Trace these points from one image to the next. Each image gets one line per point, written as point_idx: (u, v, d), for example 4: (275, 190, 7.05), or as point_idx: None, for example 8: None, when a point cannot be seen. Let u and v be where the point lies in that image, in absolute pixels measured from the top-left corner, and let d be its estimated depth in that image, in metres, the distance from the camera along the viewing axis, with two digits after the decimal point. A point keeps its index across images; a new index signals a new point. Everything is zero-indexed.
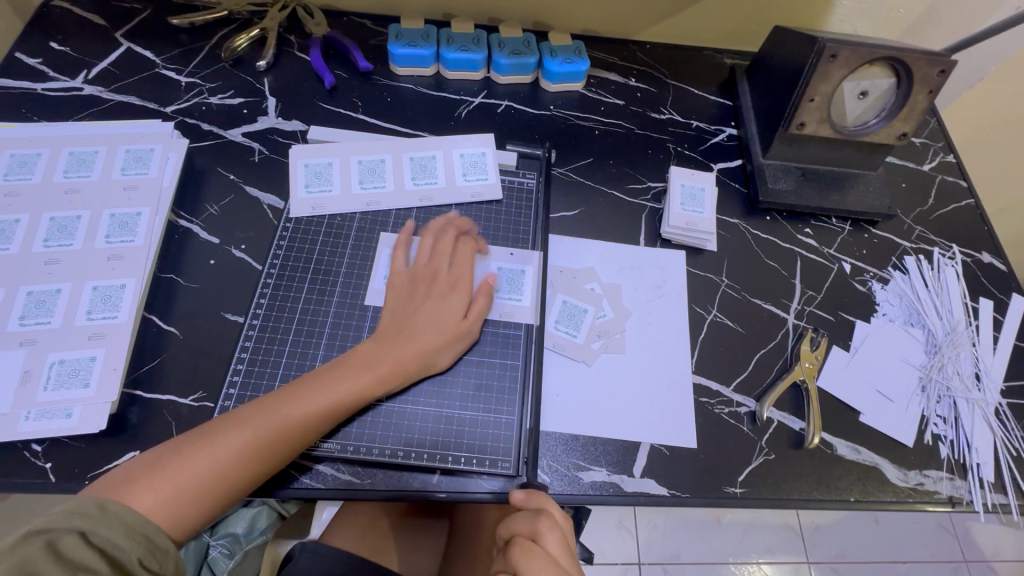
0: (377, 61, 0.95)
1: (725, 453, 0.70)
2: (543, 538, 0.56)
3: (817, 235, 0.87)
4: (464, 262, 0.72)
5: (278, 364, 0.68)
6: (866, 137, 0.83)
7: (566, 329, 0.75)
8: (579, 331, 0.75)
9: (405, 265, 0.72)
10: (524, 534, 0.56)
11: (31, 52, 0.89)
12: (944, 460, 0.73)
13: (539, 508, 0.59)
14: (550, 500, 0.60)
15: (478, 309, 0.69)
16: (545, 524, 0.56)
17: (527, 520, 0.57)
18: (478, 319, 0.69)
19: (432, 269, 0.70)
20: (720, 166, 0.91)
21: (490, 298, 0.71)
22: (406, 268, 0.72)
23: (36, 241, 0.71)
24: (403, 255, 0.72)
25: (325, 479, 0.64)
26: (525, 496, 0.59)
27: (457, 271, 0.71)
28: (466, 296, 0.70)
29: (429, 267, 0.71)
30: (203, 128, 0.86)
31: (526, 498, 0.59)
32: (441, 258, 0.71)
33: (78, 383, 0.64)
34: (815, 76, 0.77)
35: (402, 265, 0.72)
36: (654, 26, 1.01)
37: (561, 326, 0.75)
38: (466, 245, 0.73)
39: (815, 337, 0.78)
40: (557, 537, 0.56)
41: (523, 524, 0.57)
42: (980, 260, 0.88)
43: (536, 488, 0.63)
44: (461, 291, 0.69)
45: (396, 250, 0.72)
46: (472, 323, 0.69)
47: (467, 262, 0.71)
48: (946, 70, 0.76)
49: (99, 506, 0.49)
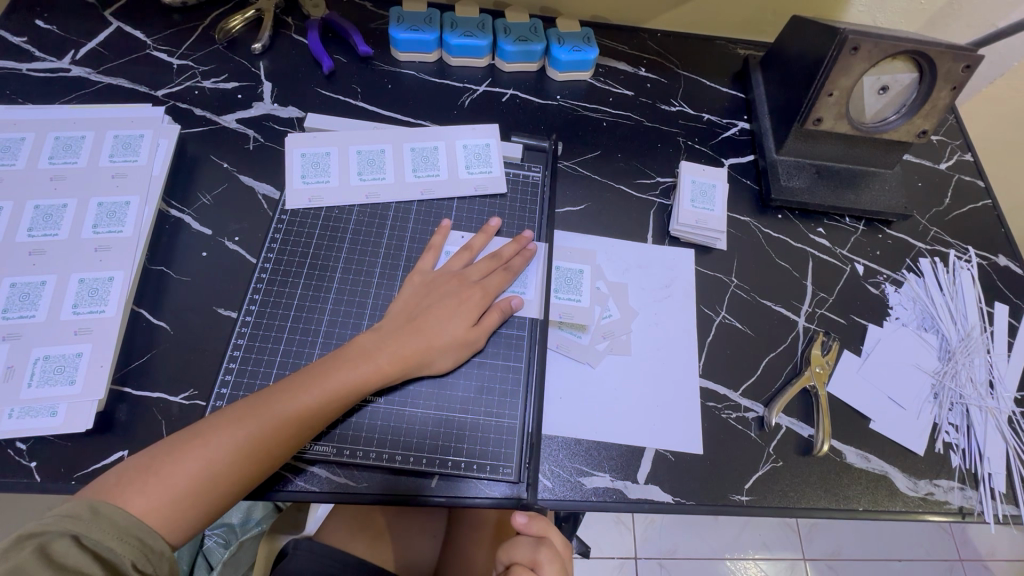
0: (378, 45, 0.91)
1: (731, 460, 0.68)
2: (542, 569, 0.55)
3: (830, 234, 0.84)
4: (491, 277, 0.70)
5: (272, 363, 0.66)
6: (884, 134, 0.80)
7: (567, 297, 0.74)
8: (581, 295, 0.74)
9: (429, 268, 0.70)
10: (523, 563, 0.55)
11: (15, 31, 0.85)
12: (955, 469, 0.71)
13: (540, 536, 0.57)
14: (551, 526, 0.58)
15: (489, 321, 0.67)
16: (546, 554, 0.56)
17: (527, 548, 0.56)
18: (487, 332, 0.67)
19: (457, 275, 0.69)
20: (731, 162, 0.88)
21: (503, 317, 0.68)
22: (433, 271, 0.70)
23: (20, 230, 0.68)
24: (432, 257, 0.71)
25: (319, 482, 0.62)
26: (527, 522, 0.57)
27: (482, 284, 0.69)
28: (480, 307, 0.67)
29: (455, 274, 0.69)
30: (195, 114, 0.82)
31: (529, 524, 0.57)
32: (472, 267, 0.70)
33: (63, 380, 0.61)
34: (835, 70, 0.74)
35: (428, 267, 0.70)
36: (665, 13, 0.98)
37: (562, 295, 0.74)
38: (492, 260, 0.71)
39: (826, 341, 0.75)
40: (557, 568, 0.55)
41: (523, 552, 0.56)
42: (996, 263, 0.85)
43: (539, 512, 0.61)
44: (476, 301, 0.67)
45: (424, 253, 0.72)
46: (480, 333, 0.66)
47: (492, 277, 0.69)
48: (971, 66, 0.73)
49: (90, 509, 0.48)
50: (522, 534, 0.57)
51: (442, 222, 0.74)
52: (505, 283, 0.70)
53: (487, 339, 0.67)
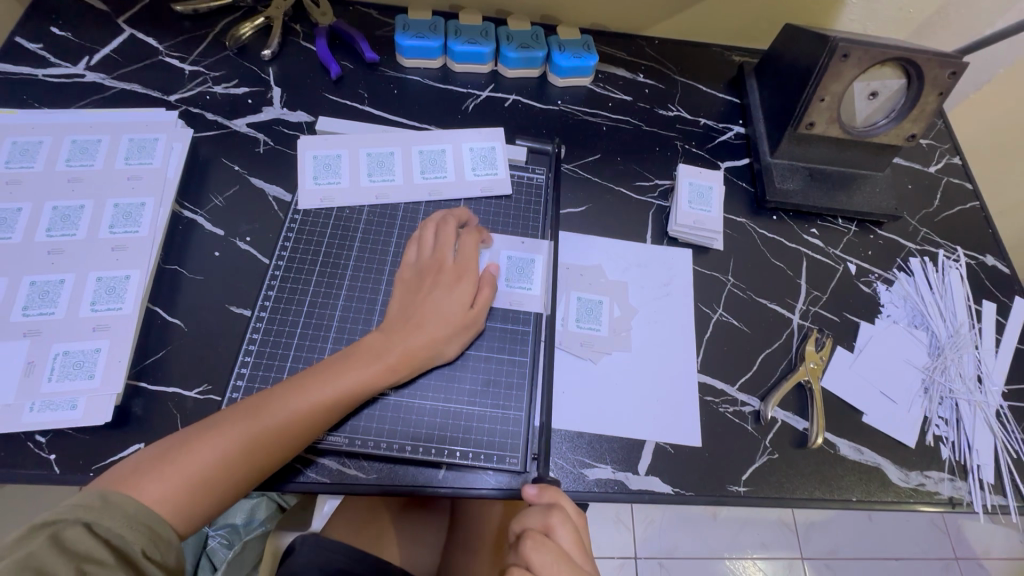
0: (384, 52, 0.94)
1: (729, 453, 0.70)
2: (555, 531, 0.56)
3: (824, 235, 0.87)
4: (471, 249, 0.71)
5: (286, 357, 0.68)
6: (874, 138, 0.83)
7: (588, 325, 0.75)
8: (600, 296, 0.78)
9: (416, 259, 0.71)
10: (536, 528, 0.56)
11: (31, 38, 0.87)
12: (945, 461, 0.73)
13: (551, 503, 0.59)
14: (562, 494, 0.60)
15: (483, 299, 0.69)
16: (558, 517, 0.57)
17: (538, 514, 0.57)
18: (482, 311, 0.69)
19: (441, 261, 0.69)
20: (728, 165, 0.91)
21: (492, 288, 0.71)
22: (418, 261, 0.70)
23: (39, 230, 0.70)
24: (416, 250, 0.71)
25: (331, 473, 0.64)
26: (538, 492, 0.59)
27: (467, 262, 0.70)
28: (472, 285, 0.69)
29: (439, 259, 0.69)
30: (207, 118, 0.85)
31: (539, 494, 0.59)
32: (458, 249, 0.71)
33: (82, 374, 0.63)
34: (826, 76, 0.77)
35: (415, 256, 0.70)
36: (663, 21, 1.01)
37: (582, 323, 0.75)
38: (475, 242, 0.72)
39: (820, 337, 0.78)
40: (569, 531, 0.56)
41: (535, 518, 0.57)
42: (984, 262, 0.88)
43: (550, 484, 0.63)
44: (466, 281, 0.68)
45: (409, 245, 0.72)
46: (476, 314, 0.68)
47: (474, 257, 0.70)
48: (957, 73, 0.76)
49: (101, 498, 0.49)
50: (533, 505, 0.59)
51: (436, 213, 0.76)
52: (478, 242, 0.72)
53: (484, 319, 0.70)
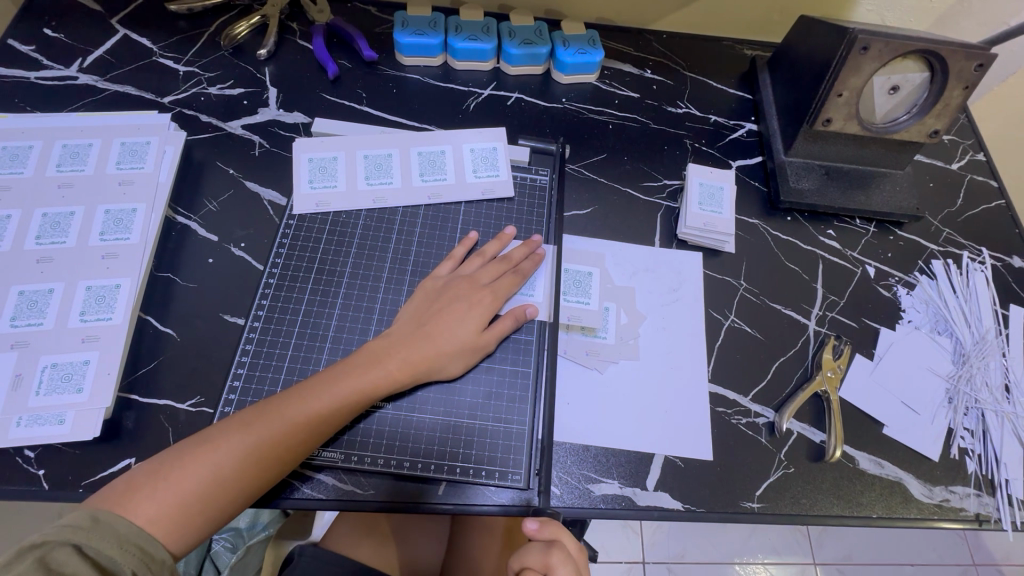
0: (382, 50, 0.91)
1: (742, 467, 0.67)
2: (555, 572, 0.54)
3: (841, 236, 0.83)
4: (500, 280, 0.70)
5: (280, 369, 0.65)
6: (895, 135, 0.79)
7: (576, 298, 0.74)
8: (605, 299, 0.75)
9: (447, 275, 0.70)
10: (536, 567, 0.55)
11: (23, 39, 0.85)
12: (971, 475, 0.69)
13: (551, 540, 0.57)
14: (564, 529, 0.58)
15: (500, 327, 0.67)
16: (558, 558, 0.55)
17: (539, 552, 0.56)
18: (498, 338, 0.67)
19: (467, 278, 0.69)
20: (739, 163, 0.87)
21: (517, 324, 0.68)
22: (446, 276, 0.70)
23: (28, 238, 0.68)
24: (450, 266, 0.71)
25: (326, 490, 0.61)
26: (538, 527, 0.57)
27: (492, 287, 0.68)
28: (491, 309, 0.67)
29: (465, 277, 0.69)
30: (201, 120, 0.82)
31: (540, 529, 0.57)
32: (481, 270, 0.70)
33: (71, 388, 0.61)
34: (844, 70, 0.73)
35: (440, 272, 0.70)
36: (672, 14, 0.97)
37: (571, 296, 0.74)
38: (503, 263, 0.71)
39: (837, 345, 0.74)
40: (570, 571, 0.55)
41: (535, 557, 0.56)
42: (1010, 264, 0.84)
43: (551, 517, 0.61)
44: (487, 305, 0.67)
45: (443, 260, 0.72)
46: (489, 339, 0.66)
47: (501, 280, 0.69)
48: (984, 65, 0.71)
49: (91, 517, 0.47)
50: (533, 539, 0.57)
51: (468, 234, 0.74)
52: (514, 286, 0.69)
53: (497, 343, 0.67)
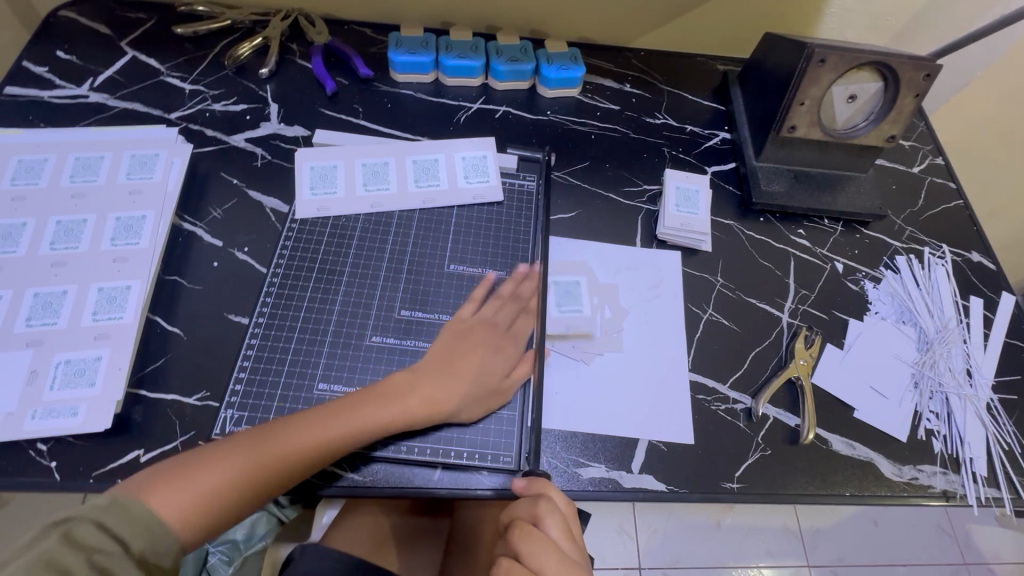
0: (377, 68, 0.97)
1: (721, 451, 0.71)
2: (542, 520, 0.57)
3: (811, 235, 0.88)
4: (518, 321, 0.73)
5: (284, 361, 0.69)
6: (856, 140, 0.85)
7: (569, 310, 0.77)
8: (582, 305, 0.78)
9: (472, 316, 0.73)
10: (525, 518, 0.59)
11: (36, 61, 0.90)
12: (937, 454, 0.74)
13: (539, 494, 0.61)
14: (552, 486, 0.62)
15: (522, 372, 0.70)
16: (545, 508, 0.59)
17: (527, 505, 0.60)
18: (519, 383, 0.70)
19: (491, 322, 0.72)
20: (714, 169, 0.93)
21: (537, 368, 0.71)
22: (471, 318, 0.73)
23: (42, 244, 0.72)
24: (473, 306, 0.74)
25: (326, 476, 0.64)
26: (527, 484, 0.62)
27: (512, 331, 0.72)
28: (517, 355, 0.71)
29: (487, 320, 0.72)
30: (206, 134, 0.87)
31: (527, 486, 0.62)
32: (502, 313, 0.73)
33: (83, 382, 0.65)
34: (804, 81, 0.79)
35: (465, 313, 0.73)
36: (648, 33, 1.04)
37: (564, 309, 0.77)
38: (515, 301, 0.75)
39: (809, 335, 0.79)
40: (558, 522, 0.58)
41: (524, 509, 0.59)
42: (969, 259, 0.90)
43: (540, 475, 0.65)
44: (509, 351, 0.71)
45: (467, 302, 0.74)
46: (512, 386, 0.69)
47: (519, 321, 0.73)
48: (931, 75, 0.78)
49: (110, 498, 0.50)
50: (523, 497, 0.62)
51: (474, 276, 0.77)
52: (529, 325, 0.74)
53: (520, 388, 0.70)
